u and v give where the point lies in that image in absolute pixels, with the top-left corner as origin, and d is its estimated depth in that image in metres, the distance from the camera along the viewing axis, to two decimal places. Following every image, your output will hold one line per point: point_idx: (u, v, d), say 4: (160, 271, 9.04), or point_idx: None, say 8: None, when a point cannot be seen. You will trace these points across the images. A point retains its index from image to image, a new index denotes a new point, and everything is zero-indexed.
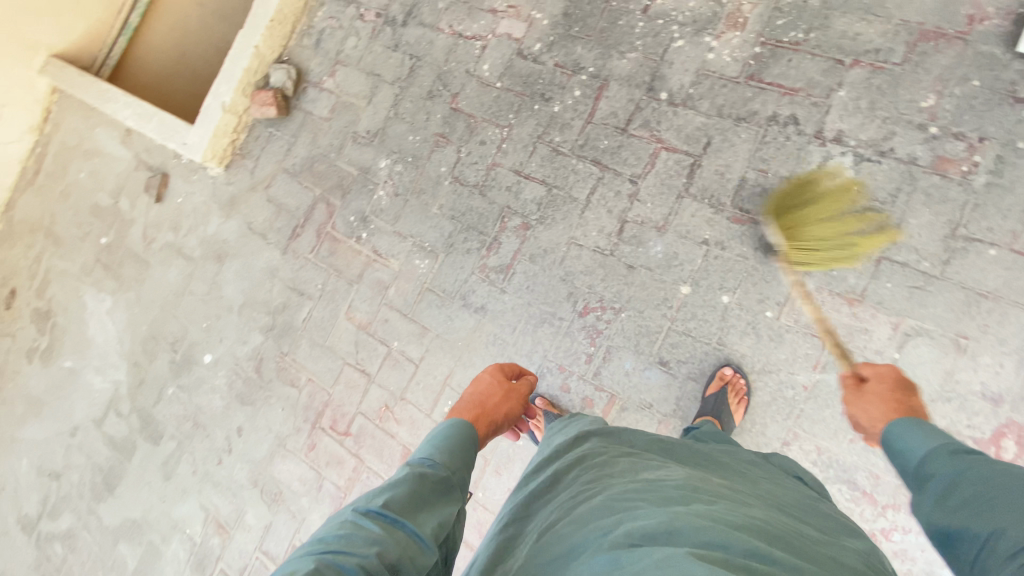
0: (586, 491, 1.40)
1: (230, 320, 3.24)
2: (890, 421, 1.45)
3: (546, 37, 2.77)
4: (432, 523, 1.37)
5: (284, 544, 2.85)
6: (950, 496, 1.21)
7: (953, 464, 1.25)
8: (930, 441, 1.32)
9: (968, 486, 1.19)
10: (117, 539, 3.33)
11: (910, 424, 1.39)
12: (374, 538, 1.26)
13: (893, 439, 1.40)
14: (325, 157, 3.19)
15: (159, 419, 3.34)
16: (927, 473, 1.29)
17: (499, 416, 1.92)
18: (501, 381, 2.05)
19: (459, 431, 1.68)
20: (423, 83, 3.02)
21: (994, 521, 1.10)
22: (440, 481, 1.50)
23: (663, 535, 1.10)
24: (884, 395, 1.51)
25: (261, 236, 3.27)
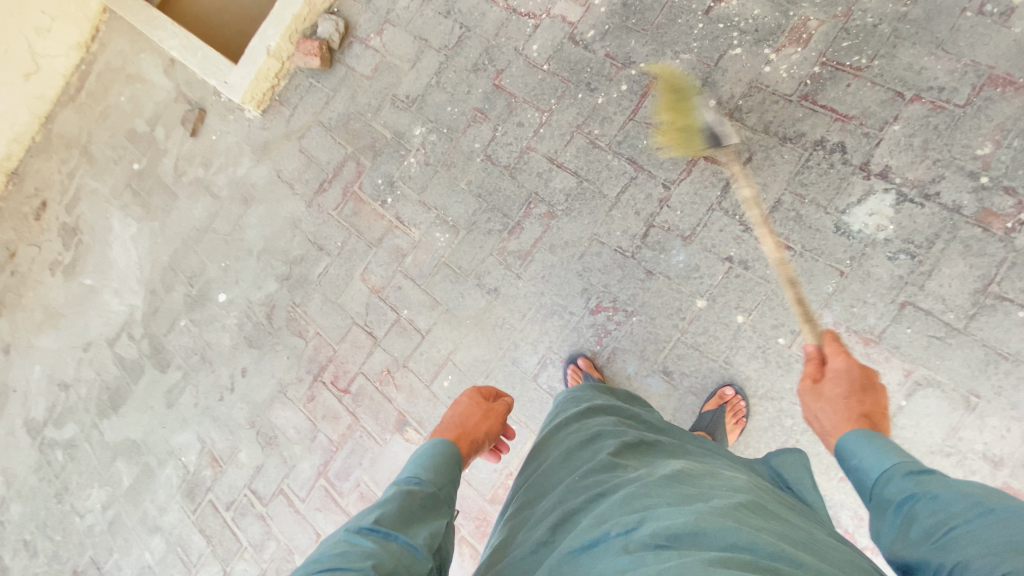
0: (604, 480, 1.42)
1: (248, 264, 3.29)
2: (845, 437, 1.43)
3: (600, 25, 2.71)
4: (424, 534, 1.45)
5: (272, 486, 2.95)
6: (909, 523, 1.18)
7: (908, 487, 1.23)
8: (884, 463, 1.30)
9: (926, 516, 1.15)
10: (116, 456, 3.47)
11: (862, 439, 1.38)
12: (370, 551, 1.31)
13: (851, 458, 1.38)
14: (361, 115, 3.18)
15: (169, 349, 3.44)
16: (885, 496, 1.27)
17: (479, 435, 1.98)
18: (481, 402, 2.13)
19: (442, 450, 1.79)
20: (469, 55, 2.97)
21: (955, 554, 1.05)
22: (427, 497, 1.59)
23: (689, 536, 1.10)
24: (838, 401, 1.50)
25: (288, 185, 3.30)
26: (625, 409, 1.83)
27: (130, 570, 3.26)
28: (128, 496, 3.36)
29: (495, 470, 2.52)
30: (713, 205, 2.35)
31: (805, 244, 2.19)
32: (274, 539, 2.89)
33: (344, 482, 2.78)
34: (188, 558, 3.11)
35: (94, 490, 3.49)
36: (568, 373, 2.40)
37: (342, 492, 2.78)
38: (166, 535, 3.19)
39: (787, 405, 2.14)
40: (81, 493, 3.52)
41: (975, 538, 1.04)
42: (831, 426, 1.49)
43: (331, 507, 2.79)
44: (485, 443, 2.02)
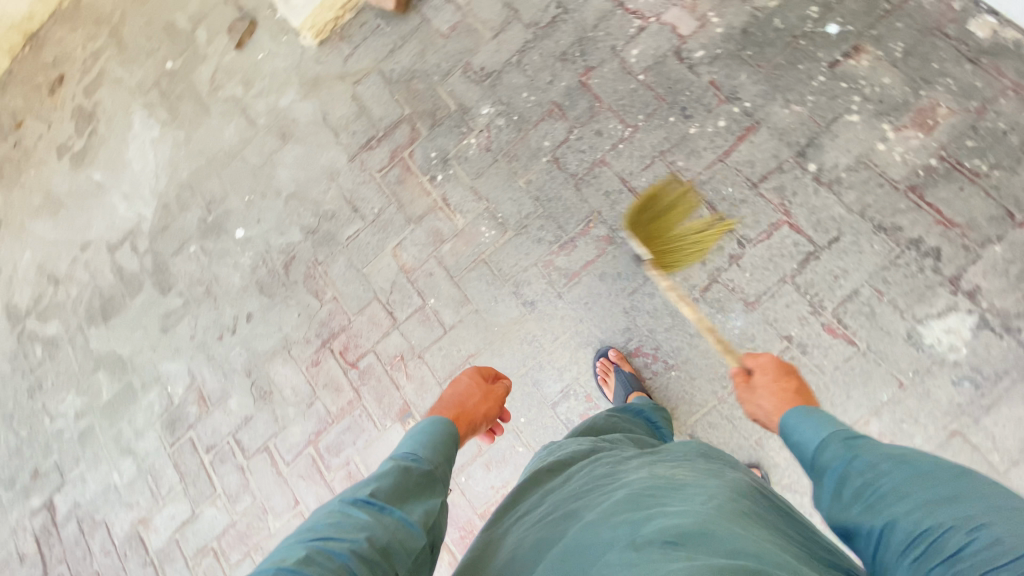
0: (609, 485, 1.37)
1: (274, 205, 3.08)
2: (785, 413, 1.43)
3: (711, 47, 2.47)
4: (420, 511, 1.22)
5: (258, 442, 2.87)
6: (842, 487, 1.16)
7: (842, 451, 1.20)
8: (820, 430, 1.28)
9: (856, 478, 1.14)
10: (98, 367, 3.33)
11: (803, 414, 1.36)
12: (364, 524, 1.11)
13: (790, 430, 1.36)
14: (427, 76, 2.92)
15: (172, 272, 3.25)
16: (820, 463, 1.24)
17: (478, 417, 1.75)
18: (480, 382, 1.89)
19: (445, 430, 1.52)
20: (560, 40, 2.71)
21: (885, 513, 1.04)
22: (425, 475, 1.33)
23: (697, 535, 1.04)
24: (772, 386, 1.57)
25: (332, 131, 3.05)
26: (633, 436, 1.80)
27: (94, 486, 3.19)
28: (105, 411, 3.25)
29: (492, 485, 2.47)
30: (785, 276, 2.21)
31: (870, 344, 2.09)
32: (250, 494, 2.83)
33: (333, 457, 2.70)
34: (156, 489, 3.04)
35: (69, 395, 3.37)
36: (597, 366, 2.36)
37: (330, 466, 2.70)
38: (139, 460, 3.11)
39: (807, 501, 2.09)
40: (55, 395, 3.40)
41: (903, 495, 1.04)
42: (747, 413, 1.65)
43: (315, 478, 2.72)
44: (481, 427, 1.78)
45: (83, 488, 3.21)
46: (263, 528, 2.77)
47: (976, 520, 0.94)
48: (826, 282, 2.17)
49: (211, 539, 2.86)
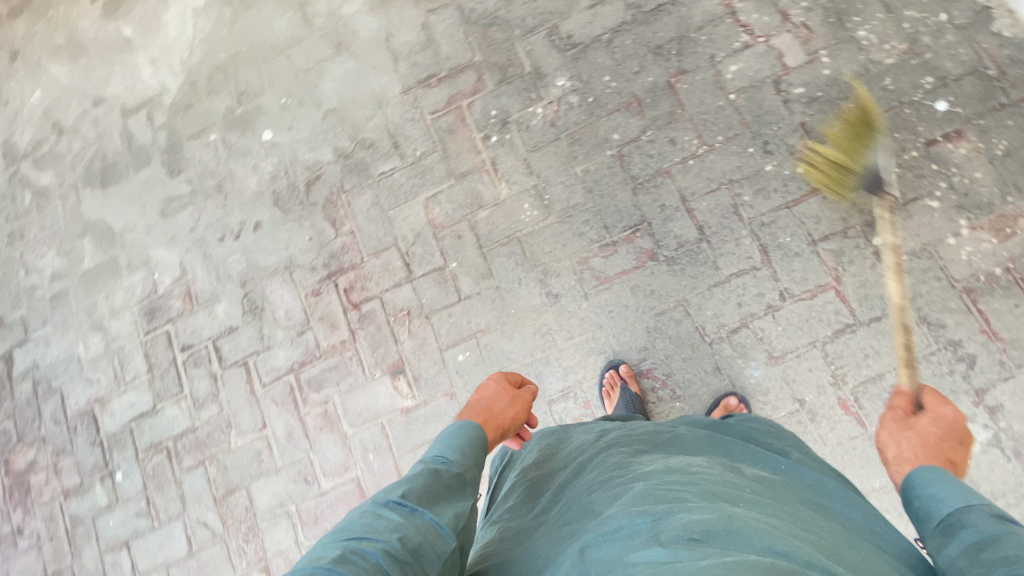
0: (623, 477, 1.33)
1: (311, 117, 2.87)
2: (916, 467, 1.22)
3: (813, 87, 2.33)
4: (450, 514, 1.21)
5: (238, 355, 2.76)
6: (984, 550, 0.97)
7: (994, 524, 1.01)
8: (964, 494, 1.09)
9: (1009, 546, 0.95)
10: (84, 232, 3.14)
11: (940, 473, 1.17)
12: (396, 527, 1.11)
13: (920, 484, 1.17)
14: (508, 27, 2.71)
15: (186, 156, 3.04)
16: (956, 523, 1.05)
17: (507, 422, 1.67)
18: (507, 387, 1.79)
19: (473, 432, 1.48)
20: (659, 32, 2.53)
21: None
22: (455, 480, 1.31)
23: (722, 534, 1.02)
24: (929, 436, 1.30)
25: (392, 56, 2.83)
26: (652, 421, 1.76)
27: (56, 353, 3.05)
28: (83, 280, 3.08)
29: None
30: (817, 340, 2.17)
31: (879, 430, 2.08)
32: (218, 404, 2.74)
33: (313, 392, 2.62)
34: (121, 374, 2.92)
35: (49, 253, 3.18)
36: (605, 377, 2.30)
37: (307, 400, 2.62)
38: (109, 339, 2.98)
39: None
40: (34, 249, 3.21)
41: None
42: (916, 443, 1.29)
43: (288, 407, 2.64)
44: (510, 434, 1.68)
45: (43, 351, 3.07)
46: (224, 441, 2.70)
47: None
48: (855, 358, 2.13)
49: (168, 438, 2.78)
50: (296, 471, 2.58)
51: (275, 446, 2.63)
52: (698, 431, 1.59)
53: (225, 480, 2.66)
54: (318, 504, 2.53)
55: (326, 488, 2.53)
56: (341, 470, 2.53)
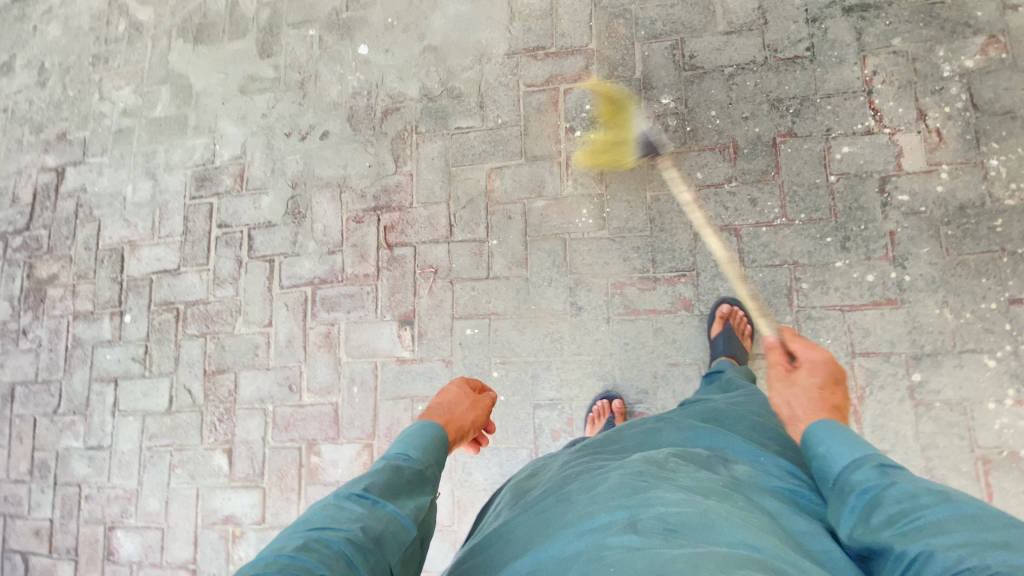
0: (605, 470, 1.37)
1: (410, 47, 2.81)
2: (813, 424, 1.39)
3: (918, 200, 2.18)
4: (412, 505, 1.29)
5: (268, 251, 2.82)
6: (874, 508, 1.13)
7: (878, 477, 1.18)
8: (854, 452, 1.26)
9: (891, 503, 1.11)
10: (165, 81, 3.20)
11: (834, 432, 1.32)
12: (357, 515, 1.18)
13: (815, 443, 1.33)
14: (635, 25, 2.57)
15: (281, 42, 3.03)
16: (849, 481, 1.21)
17: (467, 425, 1.68)
18: (468, 392, 1.82)
19: (433, 431, 1.52)
20: (785, 84, 2.37)
21: (922, 543, 1.01)
22: (418, 473, 1.39)
23: (698, 528, 1.06)
24: (810, 387, 1.49)
25: (509, 14, 2.72)
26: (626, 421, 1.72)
27: (105, 184, 3.17)
28: (151, 126, 3.16)
29: None
30: None
31: None
32: (235, 289, 2.84)
33: (323, 311, 2.69)
34: (157, 226, 3.03)
35: (127, 88, 3.26)
36: (595, 405, 2.30)
37: (316, 316, 2.69)
38: (157, 190, 3.08)
39: None
40: (115, 79, 3.30)
41: (942, 529, 1.02)
42: (801, 412, 1.45)
43: (296, 316, 2.72)
44: (468, 437, 1.70)
45: (95, 179, 3.20)
46: (230, 324, 2.81)
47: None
48: None
49: (180, 301, 2.90)
50: (283, 376, 2.68)
51: (273, 346, 2.72)
52: (683, 426, 1.59)
53: (218, 358, 2.79)
54: (293, 413, 2.63)
55: (305, 402, 2.63)
56: (325, 391, 2.61)
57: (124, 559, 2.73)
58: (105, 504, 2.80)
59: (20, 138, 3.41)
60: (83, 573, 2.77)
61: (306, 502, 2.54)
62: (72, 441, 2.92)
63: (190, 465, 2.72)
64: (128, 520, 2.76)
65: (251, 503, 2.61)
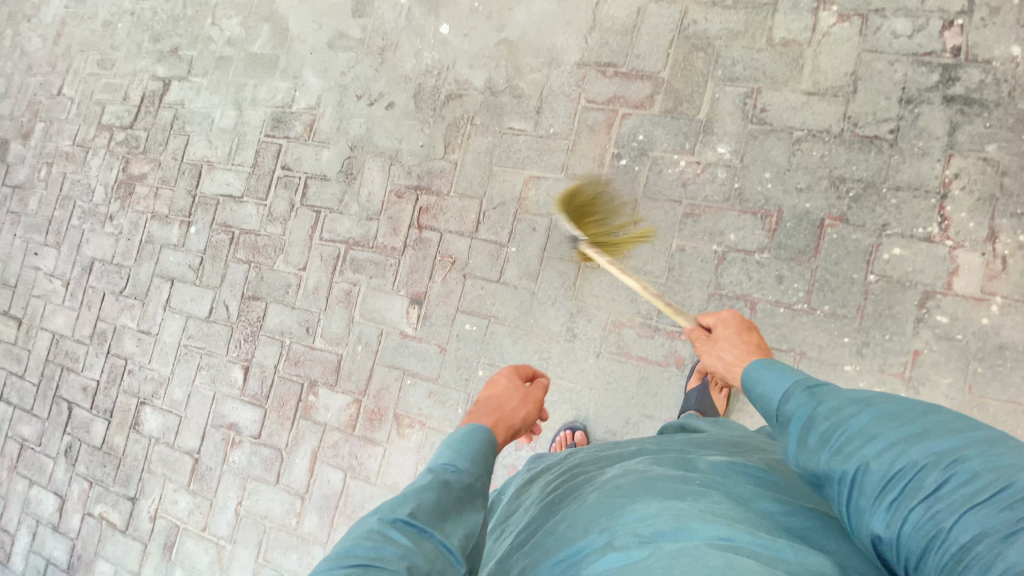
0: (580, 489, 1.47)
1: (488, 36, 2.83)
2: (748, 366, 1.57)
3: (956, 325, 2.01)
4: (460, 534, 1.29)
5: (317, 202, 3.06)
6: (810, 435, 1.24)
7: (807, 400, 1.31)
8: (783, 381, 1.41)
9: (821, 423, 1.23)
10: (267, 20, 3.43)
11: (767, 367, 1.50)
12: (403, 550, 1.18)
13: (755, 384, 1.49)
14: (714, 62, 2.43)
15: (373, 5, 3.14)
16: (788, 415, 1.33)
17: (517, 423, 1.73)
18: (517, 385, 1.85)
19: (482, 435, 1.57)
20: (855, 164, 2.20)
21: (854, 457, 1.11)
22: (465, 488, 1.40)
23: (672, 534, 1.13)
24: (732, 339, 1.71)
25: (590, 23, 2.65)
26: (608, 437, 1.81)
27: (199, 104, 3.52)
28: (247, 60, 3.44)
29: (419, 407, 2.66)
30: None
31: None
32: (281, 229, 3.11)
33: (350, 270, 2.91)
34: (232, 154, 3.35)
35: (235, 19, 3.54)
36: (559, 434, 2.40)
37: (342, 273, 2.92)
38: (239, 120, 3.37)
39: None
40: (227, 7, 3.58)
41: (868, 435, 1.13)
42: (732, 358, 1.66)
43: (326, 268, 2.96)
44: (519, 434, 1.75)
45: (192, 97, 3.55)
46: (271, 259, 3.10)
47: (950, 456, 1.01)
48: None
49: (236, 227, 3.23)
50: (303, 318, 2.95)
51: (301, 289, 2.99)
52: (661, 442, 1.67)
53: (255, 286, 3.11)
54: (304, 352, 2.92)
55: (316, 345, 2.90)
56: (334, 342, 2.86)
57: (146, 431, 3.23)
58: (142, 381, 3.31)
59: (140, 43, 3.81)
60: (112, 433, 3.34)
61: (296, 433, 2.85)
62: (129, 321, 3.42)
63: (213, 371, 3.12)
64: (156, 401, 3.25)
65: (252, 419, 2.97)
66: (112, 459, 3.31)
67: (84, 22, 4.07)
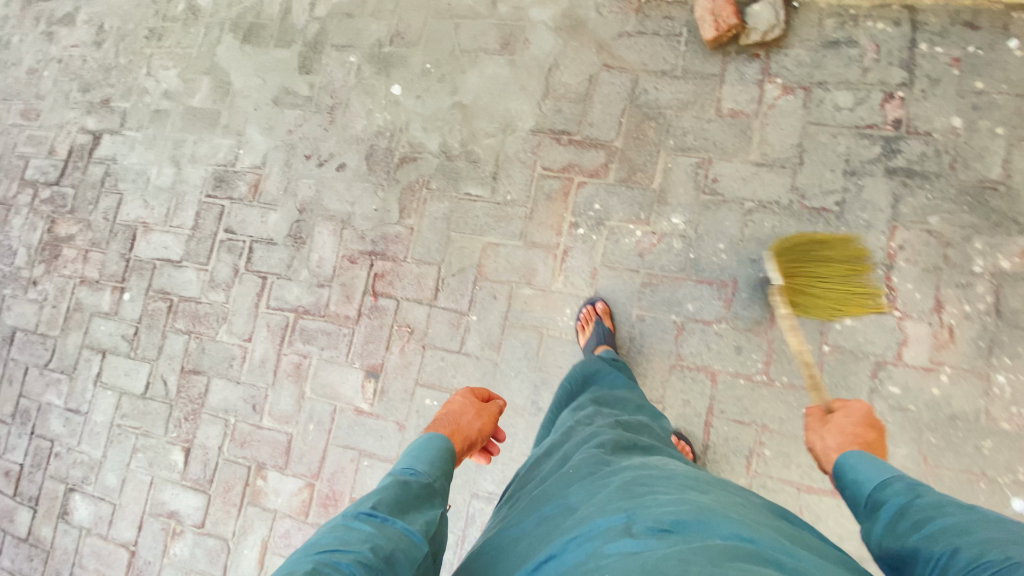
0: (606, 470, 1.41)
1: (442, 99, 2.79)
2: (842, 454, 1.40)
3: (908, 396, 2.06)
4: (421, 520, 1.31)
5: (263, 268, 2.89)
6: (901, 519, 1.14)
7: (905, 492, 1.19)
8: (884, 473, 1.26)
9: (917, 511, 1.12)
10: (208, 72, 3.27)
11: (867, 458, 1.33)
12: (366, 536, 1.19)
13: (848, 469, 1.34)
14: (667, 131, 2.46)
15: (321, 61, 3.05)
16: (879, 501, 1.22)
17: (473, 434, 1.71)
18: (474, 400, 1.84)
19: (441, 442, 1.57)
20: (806, 234, 2.24)
21: (946, 541, 1.01)
22: (425, 486, 1.42)
23: (691, 526, 1.08)
24: (846, 426, 1.48)
25: (543, 89, 2.65)
26: (626, 421, 1.74)
27: (134, 160, 3.30)
28: (186, 114, 3.26)
29: None
30: None
31: None
32: (225, 296, 2.93)
33: (299, 341, 2.75)
34: (170, 215, 3.14)
35: (173, 70, 3.36)
36: None
37: (291, 344, 2.76)
38: (177, 179, 3.18)
39: None
40: (163, 58, 3.39)
41: (963, 528, 1.02)
42: (833, 446, 1.45)
43: (274, 338, 2.79)
44: (475, 449, 1.72)
45: (126, 152, 3.32)
46: (214, 329, 2.90)
47: None
48: None
49: (175, 293, 3.01)
50: (249, 393, 2.77)
51: (247, 362, 2.81)
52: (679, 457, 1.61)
53: (196, 360, 2.89)
54: (251, 431, 2.72)
55: (264, 424, 2.71)
56: (283, 420, 2.69)
57: (76, 521, 2.93)
58: (70, 465, 3.01)
59: (68, 93, 3.56)
60: (37, 523, 3.01)
61: (243, 521, 2.64)
62: (56, 397, 3.12)
63: (150, 453, 2.87)
64: (87, 486, 2.95)
65: (195, 506, 2.74)
66: (39, 552, 2.97)
67: (6, 69, 3.78)
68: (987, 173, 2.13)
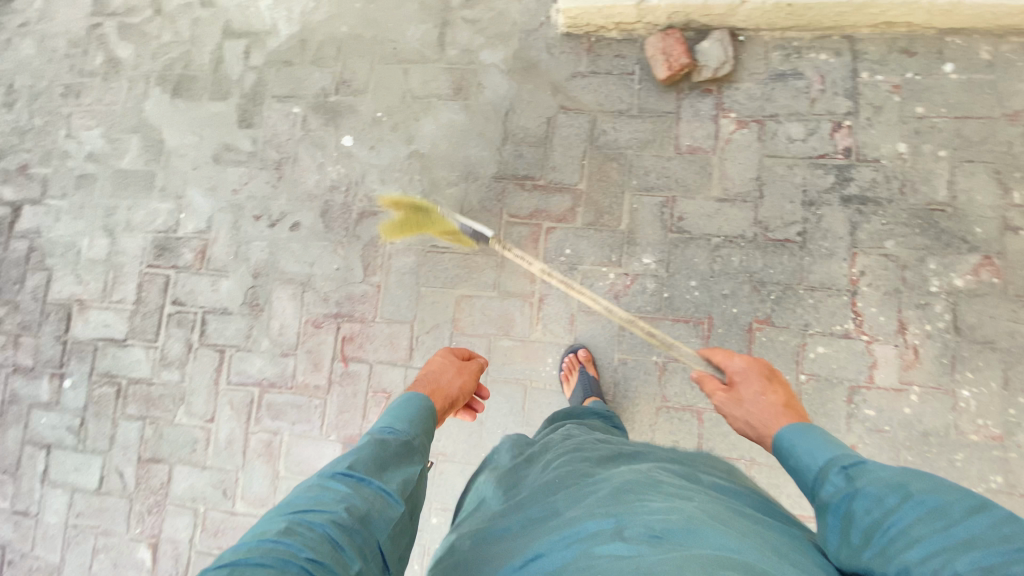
0: (591, 479, 1.36)
1: (397, 148, 2.69)
2: (780, 434, 1.48)
3: (883, 418, 2.14)
4: (399, 480, 1.27)
5: (220, 340, 2.70)
6: (851, 528, 1.10)
7: (847, 487, 1.19)
8: (825, 463, 1.30)
9: (863, 516, 1.10)
10: (136, 130, 3.02)
11: (801, 433, 1.43)
12: (341, 496, 1.14)
13: (795, 459, 1.39)
14: (630, 170, 2.46)
15: (262, 114, 2.88)
16: (826, 505, 1.22)
17: (454, 392, 1.78)
18: (454, 361, 1.92)
19: (422, 401, 1.60)
20: (773, 265, 2.29)
21: (896, 555, 0.98)
22: (403, 446, 1.38)
23: (683, 534, 1.04)
24: (758, 394, 1.66)
25: (502, 133, 2.59)
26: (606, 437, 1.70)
27: (60, 232, 3.01)
28: (115, 177, 3.00)
29: None
30: None
31: None
32: (180, 374, 2.72)
33: (268, 417, 2.58)
34: (108, 289, 2.89)
35: (96, 129, 3.09)
36: None
37: (259, 421, 2.59)
38: (112, 249, 2.92)
39: None
40: (84, 117, 3.12)
41: (913, 537, 0.99)
42: (763, 417, 1.59)
43: (239, 416, 2.61)
44: (458, 405, 1.81)
45: (50, 223, 3.03)
46: (171, 411, 2.69)
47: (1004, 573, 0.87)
48: None
49: (122, 376, 2.78)
50: (218, 479, 2.58)
51: (212, 445, 2.62)
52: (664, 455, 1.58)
53: (154, 447, 2.67)
54: (224, 519, 2.55)
55: (237, 510, 2.54)
56: (259, 503, 2.53)
57: None
58: None
59: None
60: None
61: None
62: None
63: (112, 553, 2.64)
64: None
65: None
66: None
67: None
68: (933, 196, 2.24)
